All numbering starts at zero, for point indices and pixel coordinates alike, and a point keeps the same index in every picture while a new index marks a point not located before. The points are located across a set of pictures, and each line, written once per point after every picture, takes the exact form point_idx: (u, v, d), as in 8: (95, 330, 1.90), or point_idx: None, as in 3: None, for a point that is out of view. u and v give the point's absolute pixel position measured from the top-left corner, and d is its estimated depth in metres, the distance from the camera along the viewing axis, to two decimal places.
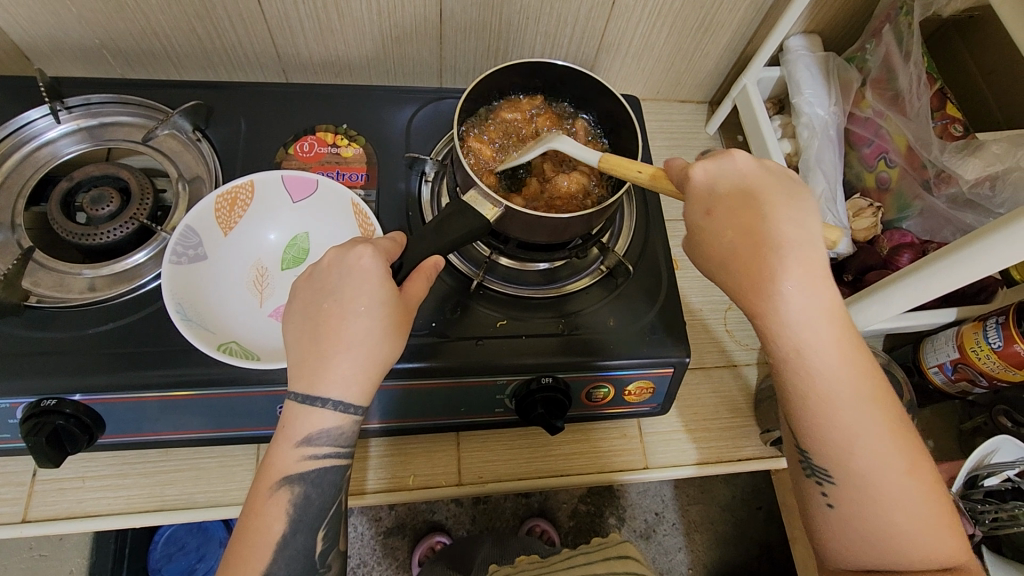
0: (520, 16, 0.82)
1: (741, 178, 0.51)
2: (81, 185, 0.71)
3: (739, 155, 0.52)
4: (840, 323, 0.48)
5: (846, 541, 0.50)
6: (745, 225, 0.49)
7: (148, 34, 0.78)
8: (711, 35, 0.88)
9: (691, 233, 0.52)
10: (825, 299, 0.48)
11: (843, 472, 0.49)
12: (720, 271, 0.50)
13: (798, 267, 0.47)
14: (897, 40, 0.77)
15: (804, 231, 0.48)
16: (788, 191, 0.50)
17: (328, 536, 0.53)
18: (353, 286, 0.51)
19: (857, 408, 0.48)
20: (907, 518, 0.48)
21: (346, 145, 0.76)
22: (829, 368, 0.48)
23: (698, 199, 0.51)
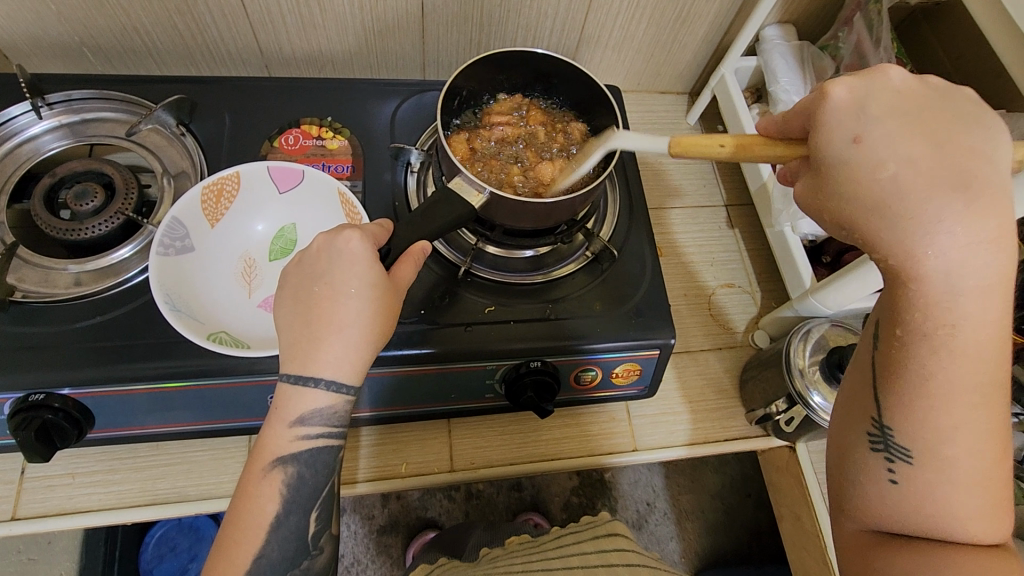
0: (502, 9, 0.83)
1: (902, 96, 0.43)
2: (65, 181, 0.70)
3: (897, 75, 0.44)
4: (996, 289, 0.41)
5: (898, 518, 0.44)
6: (914, 154, 0.41)
7: (129, 30, 0.78)
8: (689, 27, 0.90)
9: (829, 162, 0.44)
10: (987, 252, 0.40)
11: (926, 451, 0.42)
12: (856, 206, 0.43)
13: (975, 207, 0.40)
14: (868, 27, 0.80)
15: (983, 166, 0.41)
16: (974, 121, 0.42)
17: (322, 517, 0.54)
18: (343, 268, 0.52)
19: (973, 387, 0.41)
20: (978, 510, 0.42)
21: (331, 137, 0.77)
22: (967, 333, 0.41)
23: (845, 123, 0.43)
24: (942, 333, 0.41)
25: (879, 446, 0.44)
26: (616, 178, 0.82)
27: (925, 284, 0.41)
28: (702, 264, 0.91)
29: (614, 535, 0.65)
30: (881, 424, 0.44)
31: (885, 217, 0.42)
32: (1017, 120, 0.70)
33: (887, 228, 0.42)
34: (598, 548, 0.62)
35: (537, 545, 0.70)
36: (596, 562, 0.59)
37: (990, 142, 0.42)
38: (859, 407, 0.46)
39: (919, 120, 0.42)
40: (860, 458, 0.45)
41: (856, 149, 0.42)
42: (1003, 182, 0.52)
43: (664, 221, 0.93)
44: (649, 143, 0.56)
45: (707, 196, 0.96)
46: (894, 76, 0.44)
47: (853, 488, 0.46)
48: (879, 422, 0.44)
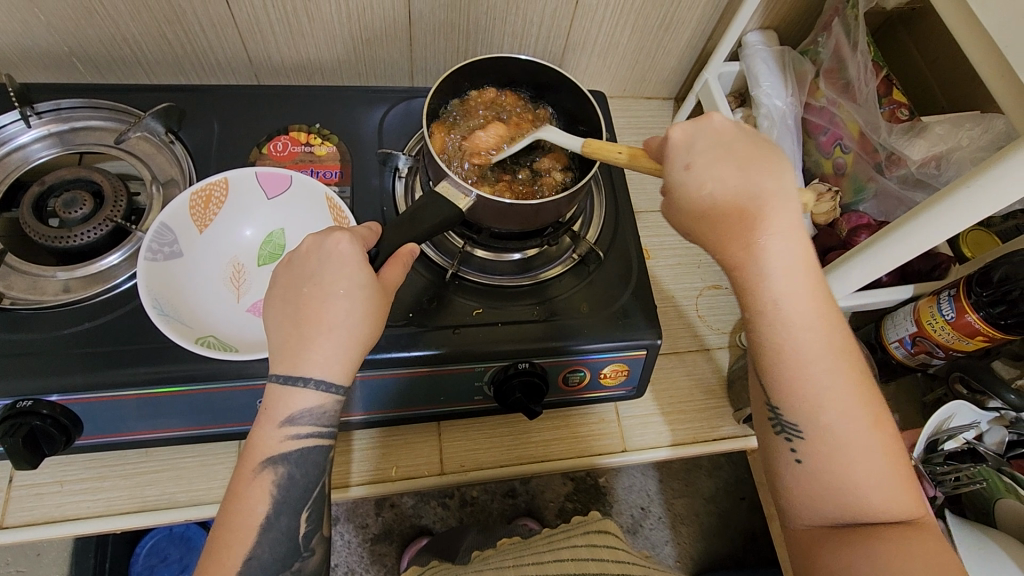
0: (488, 17, 0.84)
1: (717, 134, 0.53)
2: (53, 189, 0.71)
3: (717, 116, 0.54)
4: (811, 276, 0.51)
5: (812, 495, 0.51)
6: (726, 177, 0.51)
7: (118, 40, 0.78)
8: (673, 33, 0.92)
9: (670, 190, 0.54)
10: (795, 249, 0.51)
11: (810, 424, 0.50)
12: (696, 221, 0.52)
13: (774, 213, 0.51)
14: (846, 32, 0.81)
15: (777, 181, 0.52)
16: (764, 150, 0.53)
17: (312, 518, 0.54)
18: (332, 269, 0.52)
19: (823, 359, 0.50)
20: (868, 473, 0.49)
21: (319, 144, 0.77)
22: (801, 319, 0.50)
23: (678, 158, 0.53)
24: (780, 319, 0.50)
25: (778, 430, 0.53)
26: (602, 180, 0.83)
27: (756, 280, 0.50)
28: (689, 266, 0.92)
29: (603, 531, 0.65)
30: (774, 409, 0.53)
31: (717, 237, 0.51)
32: (992, 119, 0.71)
33: (726, 245, 0.51)
34: (588, 543, 0.63)
35: (527, 545, 0.70)
36: (587, 557, 0.60)
37: (783, 166, 0.53)
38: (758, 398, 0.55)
39: (732, 151, 0.53)
40: (770, 444, 0.54)
41: (689, 176, 0.52)
42: (982, 173, 0.53)
43: (651, 225, 0.94)
44: (566, 141, 0.66)
45: None
46: (719, 117, 0.55)
47: (777, 473, 0.54)
48: (771, 408, 0.53)
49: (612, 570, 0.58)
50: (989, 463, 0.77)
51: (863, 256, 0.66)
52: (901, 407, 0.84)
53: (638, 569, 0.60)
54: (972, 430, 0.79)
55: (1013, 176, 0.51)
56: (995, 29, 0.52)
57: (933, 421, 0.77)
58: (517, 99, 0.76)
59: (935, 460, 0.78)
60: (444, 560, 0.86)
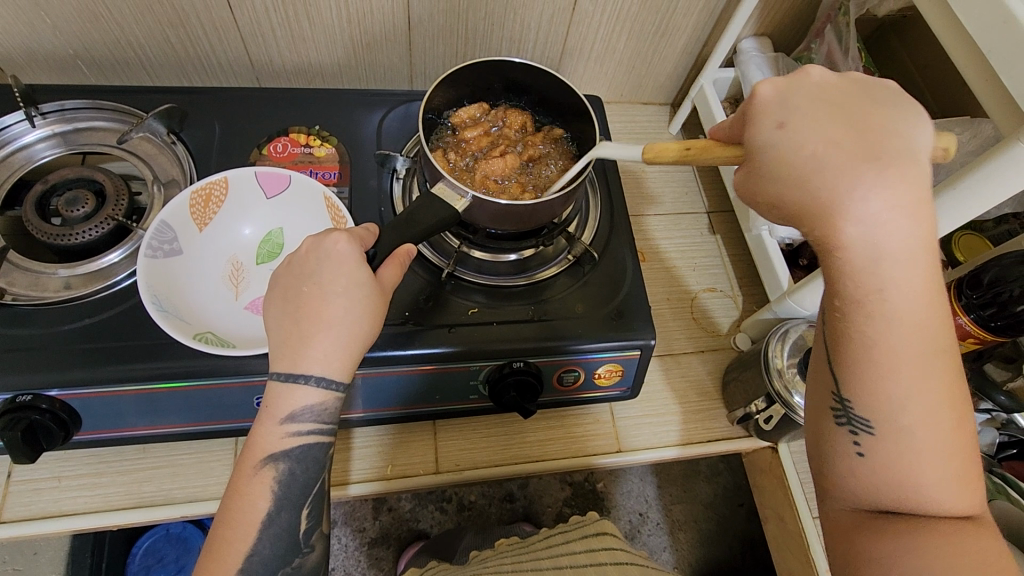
0: (486, 22, 0.86)
1: (819, 90, 0.46)
2: (56, 188, 0.72)
3: (818, 71, 0.47)
4: (924, 259, 0.43)
5: (867, 490, 0.45)
6: (835, 137, 0.43)
7: (123, 43, 0.80)
8: (668, 39, 0.93)
9: (754, 151, 0.46)
10: (908, 223, 0.43)
11: (886, 422, 0.44)
12: (786, 190, 0.45)
13: (898, 179, 0.42)
14: (838, 38, 0.83)
15: (901, 143, 0.43)
16: (880, 107, 0.45)
17: (312, 514, 0.55)
18: (332, 268, 0.53)
19: (919, 351, 0.43)
20: (941, 477, 0.43)
21: (318, 145, 0.78)
22: (901, 303, 0.43)
23: (771, 113, 0.45)
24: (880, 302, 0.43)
25: (843, 423, 0.46)
26: (596, 182, 0.84)
27: (856, 257, 0.43)
28: (685, 269, 0.93)
29: (602, 533, 0.65)
30: (842, 400, 0.46)
31: (813, 202, 0.43)
32: (980, 124, 0.73)
33: (825, 212, 0.43)
34: (587, 547, 0.63)
35: (527, 546, 0.71)
36: (585, 562, 0.60)
37: (907, 128, 0.44)
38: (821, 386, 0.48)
39: (840, 109, 0.45)
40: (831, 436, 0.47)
41: (781, 135, 0.45)
42: (972, 173, 0.53)
43: (647, 228, 0.95)
44: (626, 153, 0.58)
45: (689, 203, 0.98)
46: (818, 72, 0.48)
47: (829, 465, 0.48)
48: (839, 399, 0.46)
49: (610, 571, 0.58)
50: (981, 463, 0.79)
51: None
52: None
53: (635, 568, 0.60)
54: None
55: (1006, 175, 0.52)
56: (978, 33, 0.53)
57: None
58: (520, 116, 0.77)
59: None
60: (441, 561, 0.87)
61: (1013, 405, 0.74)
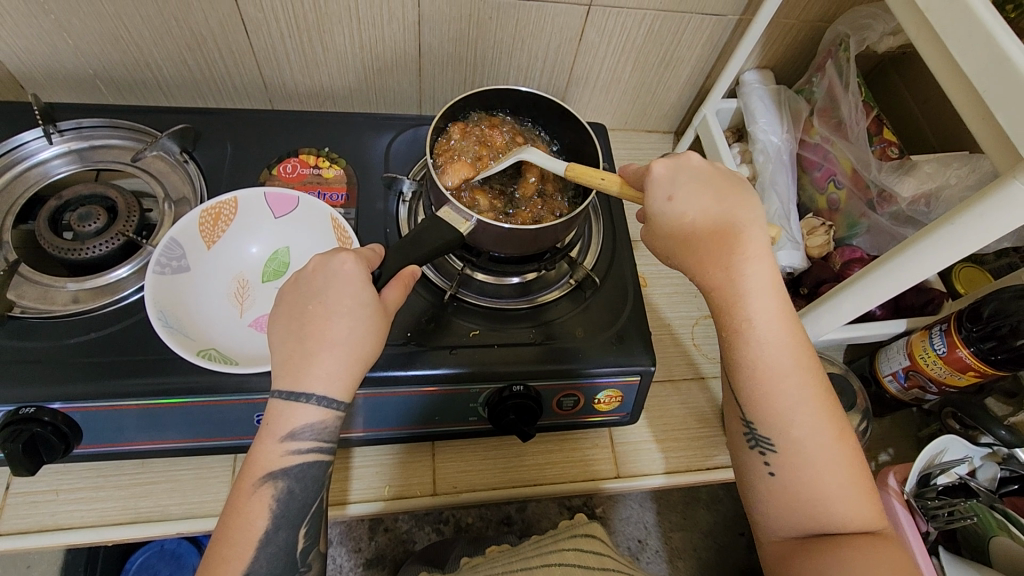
0: (494, 51, 0.88)
1: (697, 168, 0.57)
2: (69, 204, 0.73)
3: (694, 155, 0.57)
4: (781, 301, 0.54)
5: (782, 505, 0.53)
6: (704, 209, 0.55)
7: (141, 65, 0.82)
8: (673, 70, 0.95)
9: (653, 219, 0.57)
10: (760, 276, 0.54)
11: (782, 439, 0.53)
12: (676, 251, 0.56)
13: (750, 243, 0.54)
14: (839, 73, 0.84)
15: (751, 213, 0.56)
16: (739, 186, 0.57)
17: (310, 533, 0.54)
18: (336, 288, 0.54)
19: (794, 379, 0.53)
20: (839, 488, 0.52)
21: (327, 166, 0.80)
22: (772, 340, 0.53)
23: (661, 188, 0.56)
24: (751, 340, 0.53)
25: (752, 445, 0.55)
26: (599, 207, 0.85)
27: (732, 305, 0.54)
28: (686, 295, 0.94)
29: (590, 535, 0.65)
30: (749, 425, 0.55)
31: (702, 263, 0.54)
32: (978, 160, 0.75)
33: (710, 271, 0.54)
34: (575, 547, 0.62)
35: (516, 551, 0.69)
36: (575, 564, 0.60)
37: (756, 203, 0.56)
38: (732, 416, 0.57)
39: (709, 186, 0.56)
40: (745, 458, 0.56)
41: (672, 206, 0.55)
42: (967, 211, 0.54)
43: (649, 254, 0.96)
44: (549, 163, 0.68)
45: None
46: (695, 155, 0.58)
47: (752, 487, 0.56)
48: (745, 425, 0.55)
49: None
50: (981, 499, 0.76)
51: (879, 271, 0.64)
52: (895, 442, 0.84)
53: None
54: (964, 465, 0.79)
55: (1002, 215, 0.53)
56: (974, 74, 0.54)
57: (925, 452, 0.77)
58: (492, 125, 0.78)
59: (928, 493, 0.76)
60: (432, 569, 0.87)
61: (1013, 440, 0.76)
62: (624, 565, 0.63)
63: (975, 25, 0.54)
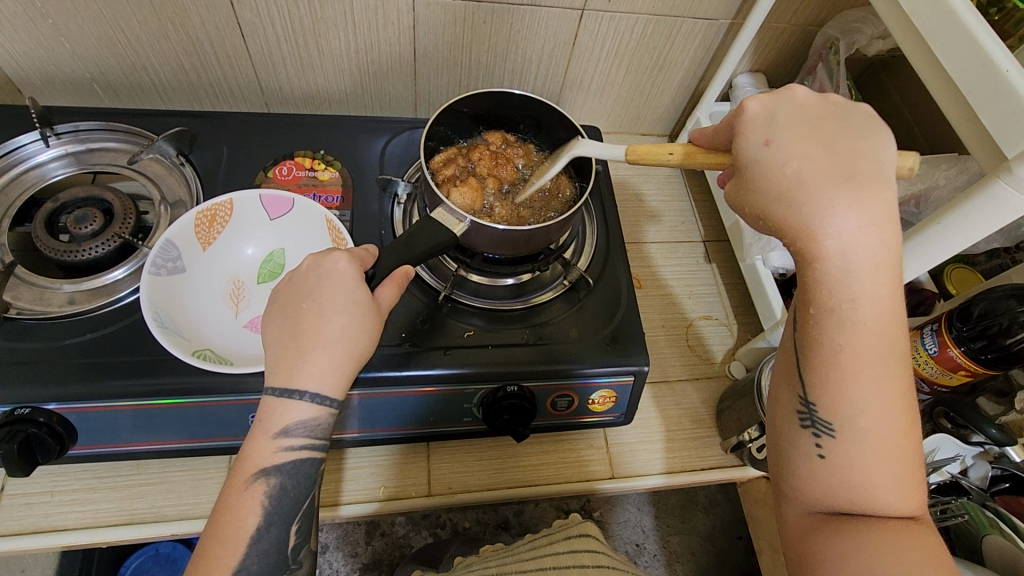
0: (489, 55, 0.89)
1: (801, 107, 0.50)
2: (66, 207, 0.74)
3: (799, 90, 0.50)
4: (892, 267, 0.47)
5: (824, 492, 0.48)
6: (812, 153, 0.47)
7: (138, 68, 0.83)
8: (666, 74, 0.96)
9: (746, 165, 0.49)
10: (871, 236, 0.46)
11: (844, 423, 0.47)
12: (765, 202, 0.48)
13: (868, 192, 0.46)
14: (829, 75, 0.85)
15: (872, 158, 0.47)
16: (858, 127, 0.49)
17: (301, 530, 0.55)
18: (330, 287, 0.55)
19: (879, 359, 0.47)
20: (888, 478, 0.47)
21: (323, 169, 0.81)
22: (868, 311, 0.46)
23: (758, 130, 0.49)
24: (842, 309, 0.46)
25: (807, 424, 0.49)
26: (593, 208, 0.86)
27: (831, 268, 0.46)
28: (680, 296, 0.94)
29: (584, 534, 0.65)
30: (808, 403, 0.49)
31: (804, 213, 0.46)
32: (966, 162, 0.76)
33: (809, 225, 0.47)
34: (570, 547, 0.62)
35: (512, 548, 0.70)
36: (570, 564, 0.60)
37: (876, 148, 0.48)
38: (786, 392, 0.51)
39: (817, 126, 0.49)
40: (793, 437, 0.50)
41: (767, 151, 0.48)
42: (954, 211, 0.55)
43: (643, 256, 0.97)
44: (607, 152, 0.64)
45: (686, 232, 1.00)
46: (800, 91, 0.51)
47: (793, 470, 0.51)
48: (804, 402, 0.49)
49: None
50: (973, 496, 0.79)
51: None
52: None
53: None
54: (958, 464, 0.81)
55: (990, 215, 0.53)
56: (959, 77, 0.55)
57: (918, 451, 0.79)
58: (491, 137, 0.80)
59: (921, 491, 0.79)
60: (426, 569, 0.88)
61: (1003, 438, 0.74)
62: (619, 563, 0.64)
63: (959, 28, 0.55)
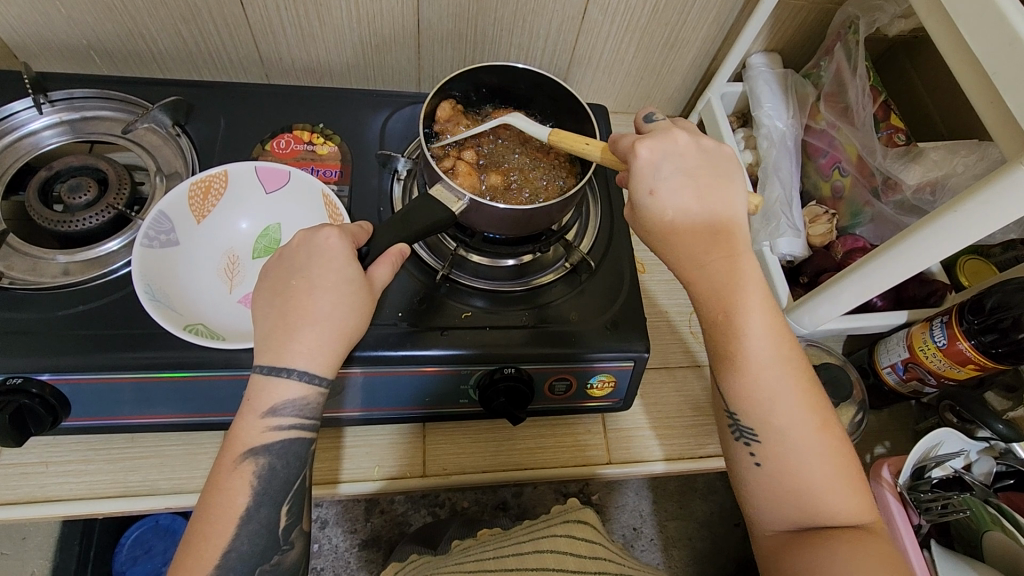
0: (495, 29, 0.86)
1: (679, 154, 0.55)
2: (60, 175, 0.72)
3: (676, 134, 0.56)
4: (759, 293, 0.54)
5: (768, 495, 0.55)
6: (686, 207, 0.54)
7: (135, 36, 0.81)
8: (678, 51, 0.93)
9: (635, 209, 0.55)
10: (739, 270, 0.54)
11: (768, 432, 0.55)
12: (652, 242, 0.56)
13: (729, 243, 0.54)
14: (847, 56, 0.82)
15: (730, 206, 0.55)
16: (717, 171, 0.55)
17: (292, 511, 0.54)
18: (320, 263, 0.54)
19: (774, 370, 0.54)
20: (824, 480, 0.53)
21: (321, 143, 0.79)
22: (754, 332, 0.54)
23: (643, 179, 0.54)
24: (725, 335, 0.54)
25: (738, 436, 0.57)
26: (598, 189, 0.84)
27: (706, 302, 0.55)
28: None
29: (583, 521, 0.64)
30: (732, 416, 0.57)
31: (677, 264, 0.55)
32: (986, 148, 0.73)
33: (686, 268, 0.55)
34: (567, 533, 0.62)
35: (508, 533, 0.69)
36: (567, 549, 0.59)
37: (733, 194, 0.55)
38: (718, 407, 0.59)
39: (690, 176, 0.54)
40: (731, 449, 0.57)
41: (652, 201, 0.54)
42: (972, 198, 0.53)
43: None
44: (533, 129, 0.68)
45: None
46: (679, 135, 0.56)
47: (741, 481, 0.57)
48: (730, 417, 0.57)
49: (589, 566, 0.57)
50: (975, 493, 0.76)
51: (878, 258, 0.63)
52: (891, 434, 0.84)
53: (614, 566, 0.59)
54: (961, 459, 0.79)
55: (997, 205, 0.52)
56: (984, 56, 0.53)
57: (921, 447, 0.75)
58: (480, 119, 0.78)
59: (922, 486, 0.76)
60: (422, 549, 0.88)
61: (1011, 434, 0.73)
62: (615, 552, 0.63)
63: (988, 5, 0.52)
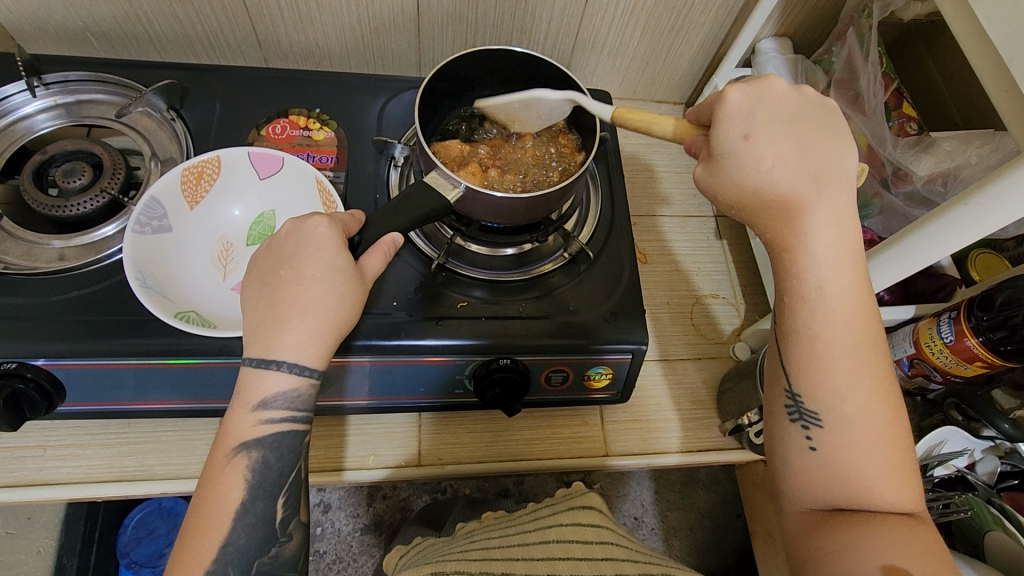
0: (496, 12, 0.84)
1: (779, 102, 0.52)
2: (54, 160, 0.72)
3: (776, 83, 0.53)
4: (853, 263, 0.52)
5: (820, 482, 0.52)
6: (785, 154, 0.51)
7: (130, 18, 0.80)
8: (685, 36, 0.90)
9: (720, 157, 0.52)
10: (842, 232, 0.51)
11: (830, 414, 0.52)
12: (742, 196, 0.52)
13: (830, 202, 0.51)
14: (860, 42, 0.80)
15: (835, 162, 0.52)
16: (820, 121, 0.53)
17: (289, 503, 0.54)
18: (309, 251, 0.53)
19: (854, 351, 0.51)
20: (881, 474, 0.50)
21: (318, 128, 0.78)
22: (839, 304, 0.51)
23: (737, 121, 0.51)
24: (811, 304, 0.51)
25: (795, 418, 0.54)
26: (599, 177, 0.83)
27: (795, 265, 0.51)
28: (687, 273, 0.91)
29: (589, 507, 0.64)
30: (793, 396, 0.54)
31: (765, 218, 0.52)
32: (1000, 138, 0.72)
33: (777, 223, 0.52)
34: (573, 520, 0.62)
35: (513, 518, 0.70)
36: (573, 536, 0.59)
37: (841, 150, 0.52)
38: (775, 387, 0.56)
39: (794, 125, 0.52)
40: (785, 432, 0.54)
41: (748, 145, 0.51)
42: (987, 187, 0.51)
43: (650, 229, 0.93)
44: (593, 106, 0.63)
45: (697, 206, 0.96)
46: (777, 84, 0.53)
47: (787, 467, 0.54)
48: (790, 395, 0.54)
49: (596, 550, 0.56)
50: (979, 492, 0.75)
51: (896, 247, 0.60)
52: None
53: (622, 551, 0.57)
54: (966, 457, 0.78)
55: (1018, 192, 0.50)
56: (1000, 43, 0.51)
57: (921, 445, 0.76)
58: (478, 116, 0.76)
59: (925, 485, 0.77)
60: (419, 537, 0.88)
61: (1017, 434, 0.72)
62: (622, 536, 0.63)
63: None
